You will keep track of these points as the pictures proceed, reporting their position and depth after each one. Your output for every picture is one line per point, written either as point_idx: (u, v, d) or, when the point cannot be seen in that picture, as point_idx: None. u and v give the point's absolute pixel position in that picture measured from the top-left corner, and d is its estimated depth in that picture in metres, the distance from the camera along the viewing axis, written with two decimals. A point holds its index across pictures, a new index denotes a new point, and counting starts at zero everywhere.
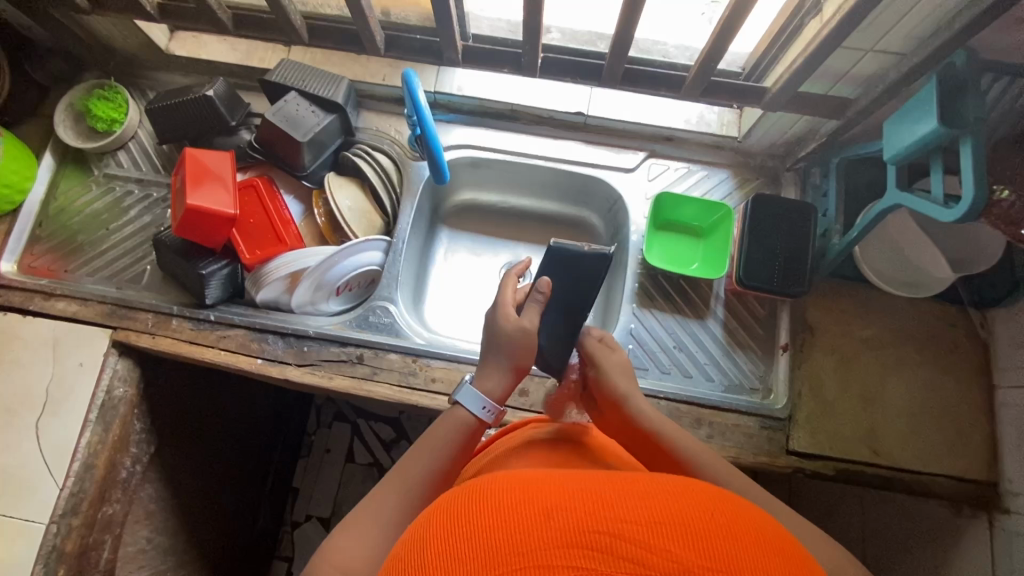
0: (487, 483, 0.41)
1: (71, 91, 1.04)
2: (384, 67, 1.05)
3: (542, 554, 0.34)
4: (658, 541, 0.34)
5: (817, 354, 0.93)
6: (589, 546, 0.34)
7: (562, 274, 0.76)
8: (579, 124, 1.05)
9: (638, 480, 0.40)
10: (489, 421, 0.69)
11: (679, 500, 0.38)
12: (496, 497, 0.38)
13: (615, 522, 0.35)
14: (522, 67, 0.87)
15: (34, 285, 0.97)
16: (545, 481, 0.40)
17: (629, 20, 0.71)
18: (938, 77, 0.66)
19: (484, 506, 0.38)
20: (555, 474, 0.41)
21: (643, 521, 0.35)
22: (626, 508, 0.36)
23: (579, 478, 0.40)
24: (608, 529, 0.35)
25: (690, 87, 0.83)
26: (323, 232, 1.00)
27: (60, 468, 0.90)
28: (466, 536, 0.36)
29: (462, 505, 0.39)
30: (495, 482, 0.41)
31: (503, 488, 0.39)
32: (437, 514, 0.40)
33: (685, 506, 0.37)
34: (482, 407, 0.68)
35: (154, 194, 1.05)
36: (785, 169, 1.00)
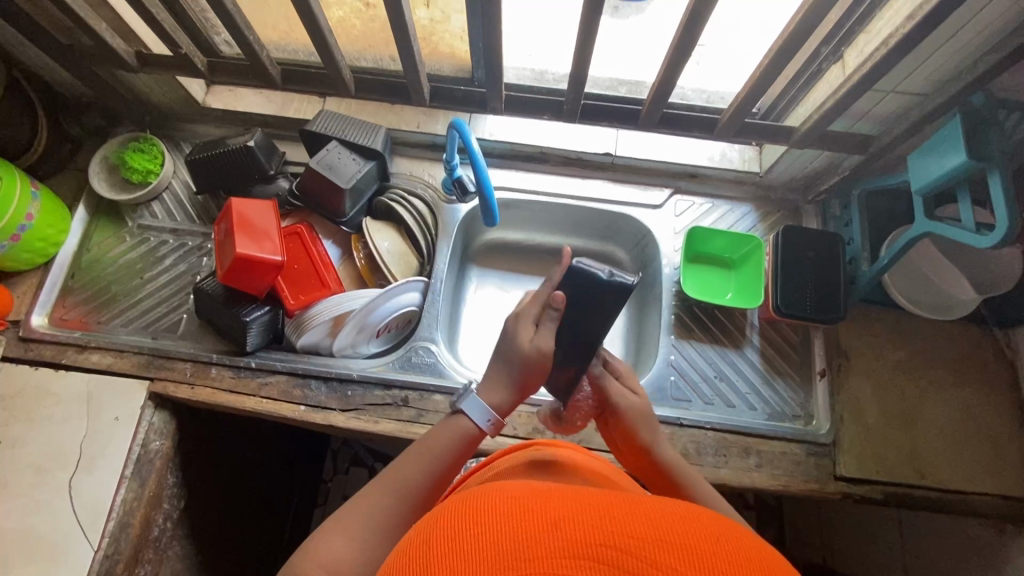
0: (499, 491, 0.41)
1: (106, 144, 1.05)
2: (418, 114, 1.09)
3: (546, 560, 0.34)
4: (662, 559, 0.34)
5: (853, 378, 0.95)
6: (594, 558, 0.34)
7: (576, 297, 0.72)
8: (606, 164, 1.09)
9: (648, 501, 0.40)
10: (489, 430, 0.70)
11: (687, 522, 0.38)
12: (505, 506, 0.38)
13: (624, 538, 0.35)
14: (561, 113, 0.91)
15: (67, 337, 0.96)
16: (557, 495, 0.40)
17: (673, 68, 0.76)
18: (961, 115, 0.71)
19: (492, 512, 0.38)
20: (564, 491, 0.41)
21: (648, 538, 0.35)
22: (635, 525, 0.36)
23: (588, 495, 0.41)
24: (615, 543, 0.35)
25: (723, 129, 0.88)
26: (362, 274, 1.02)
27: (94, 529, 0.87)
28: (471, 534, 0.37)
29: (472, 504, 0.40)
30: (507, 490, 0.41)
31: (515, 497, 0.40)
32: (445, 511, 0.41)
33: (691, 528, 0.37)
34: (484, 417, 0.69)
35: (188, 243, 1.05)
36: (806, 202, 1.04)
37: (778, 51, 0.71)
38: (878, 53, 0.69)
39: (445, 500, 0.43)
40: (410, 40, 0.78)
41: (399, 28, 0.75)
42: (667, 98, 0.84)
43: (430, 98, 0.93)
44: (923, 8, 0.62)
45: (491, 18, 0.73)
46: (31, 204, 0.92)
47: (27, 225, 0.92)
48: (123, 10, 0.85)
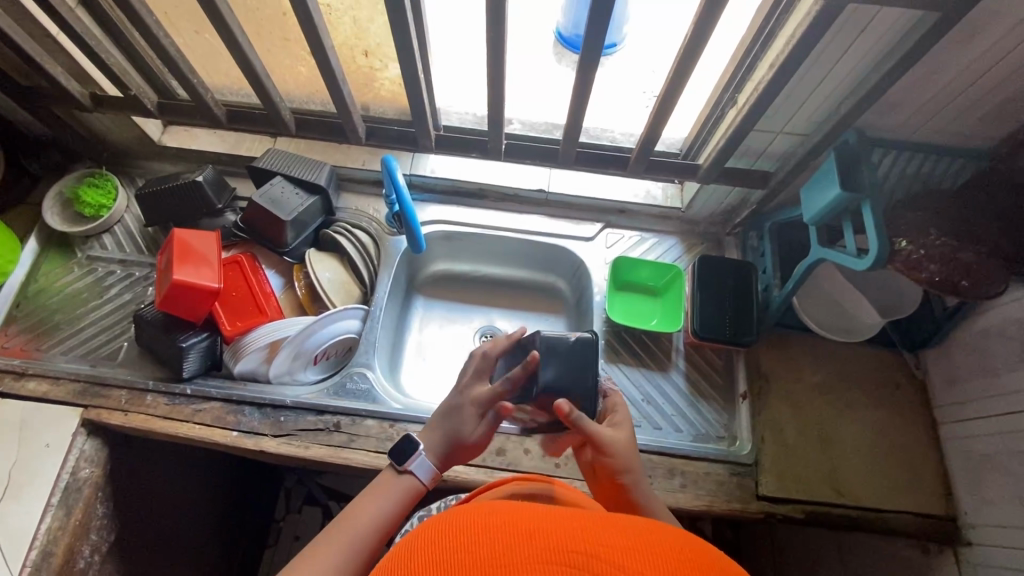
0: (483, 510, 0.46)
1: (62, 180, 1.10)
2: (364, 153, 1.16)
3: (522, 565, 0.38)
4: (626, 561, 0.38)
5: (773, 400, 0.99)
6: (566, 563, 0.38)
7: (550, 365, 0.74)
8: (541, 199, 1.15)
9: (620, 519, 0.44)
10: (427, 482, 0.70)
11: (653, 535, 0.42)
12: (487, 521, 0.43)
13: (593, 545, 0.39)
14: (488, 151, 0.99)
15: (4, 365, 0.97)
16: (534, 513, 0.44)
17: (578, 108, 0.84)
18: (835, 153, 0.79)
19: (475, 526, 0.42)
20: (540, 510, 0.45)
21: (615, 546, 0.39)
22: (604, 535, 0.40)
23: (564, 513, 0.45)
24: (586, 549, 0.39)
25: (635, 165, 0.95)
26: (302, 302, 1.05)
27: (14, 559, 0.85)
28: (454, 546, 0.41)
29: (457, 521, 0.44)
30: (490, 510, 0.45)
31: (495, 515, 0.44)
32: (434, 529, 0.45)
33: (654, 540, 0.41)
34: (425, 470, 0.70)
35: (136, 274, 1.08)
36: (726, 234, 1.11)
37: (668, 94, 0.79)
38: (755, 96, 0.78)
39: (433, 520, 0.47)
40: (341, 84, 0.86)
41: (327, 72, 0.82)
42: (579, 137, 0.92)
43: (367, 136, 1.00)
44: (781, 57, 0.71)
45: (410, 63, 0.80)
46: None
47: None
48: (79, 56, 0.92)
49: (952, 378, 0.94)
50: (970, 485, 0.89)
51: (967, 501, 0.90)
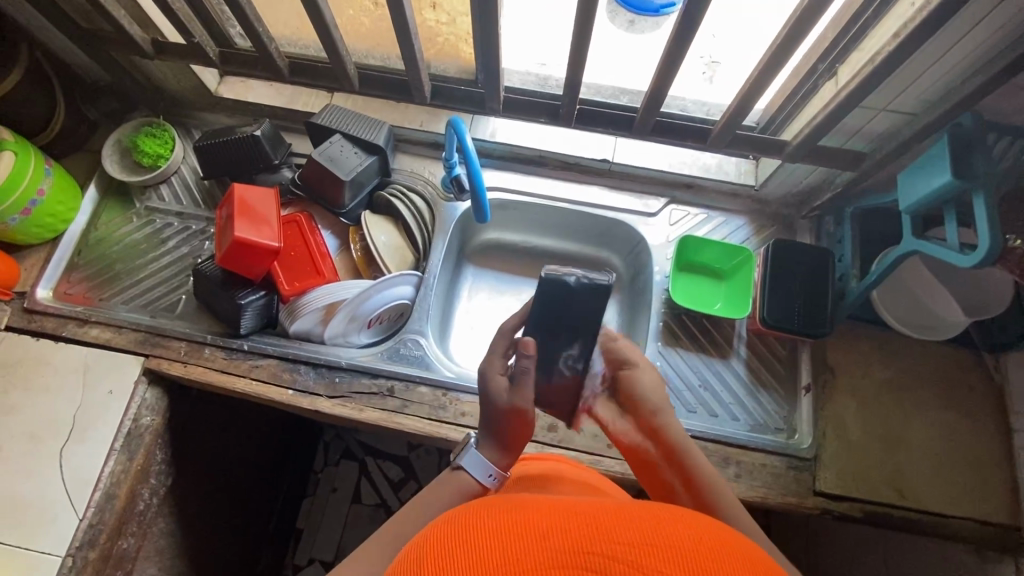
0: (496, 505, 0.45)
1: (121, 128, 1.08)
2: (422, 113, 1.12)
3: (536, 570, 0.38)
4: (645, 561, 0.37)
5: (838, 394, 0.95)
6: (583, 565, 0.38)
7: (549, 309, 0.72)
8: (604, 170, 1.10)
9: (639, 509, 0.43)
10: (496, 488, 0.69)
11: (671, 527, 0.41)
12: (501, 522, 0.42)
13: (610, 543, 0.39)
14: (559, 116, 0.94)
15: (68, 311, 0.99)
16: (549, 508, 0.43)
17: (665, 74, 0.78)
18: (949, 135, 0.72)
19: (490, 528, 0.42)
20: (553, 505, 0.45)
21: (633, 544, 0.39)
22: (622, 531, 0.40)
23: (581, 506, 0.44)
24: (602, 550, 0.38)
25: (716, 139, 0.90)
26: (357, 265, 1.04)
27: (81, 498, 0.89)
28: (472, 553, 0.40)
29: (469, 519, 0.44)
30: (504, 506, 0.45)
31: (510, 512, 0.44)
32: (446, 530, 0.44)
33: (673, 534, 0.40)
34: (487, 475, 0.68)
35: (193, 227, 1.08)
36: (800, 217, 1.05)
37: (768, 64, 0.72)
38: (865, 70, 0.71)
39: (447, 518, 0.46)
40: (411, 38, 0.81)
41: (400, 24, 0.77)
42: (659, 107, 0.87)
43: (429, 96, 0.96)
44: (908, 26, 0.64)
45: (487, 19, 0.75)
46: (43, 180, 0.96)
47: (38, 200, 0.96)
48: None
49: None
50: None
51: None
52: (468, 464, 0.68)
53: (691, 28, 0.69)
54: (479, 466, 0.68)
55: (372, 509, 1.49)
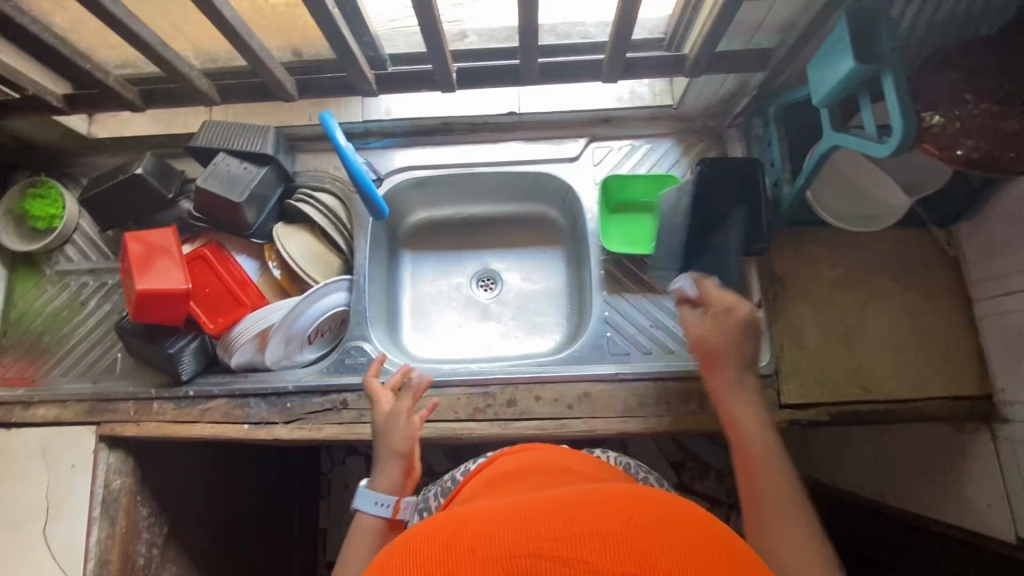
0: (416, 523, 0.39)
1: (5, 196, 1.03)
2: (308, 106, 1.02)
3: None
4: (579, 554, 0.33)
5: (791, 303, 0.92)
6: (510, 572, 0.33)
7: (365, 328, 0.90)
8: (515, 123, 1.03)
9: (569, 495, 0.39)
10: (393, 514, 0.69)
11: (604, 504, 0.37)
12: (425, 538, 0.37)
13: (539, 542, 0.34)
14: (439, 83, 0.87)
15: (10, 396, 0.98)
16: (484, 512, 0.38)
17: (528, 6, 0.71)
18: (846, 14, 0.65)
19: (411, 551, 0.36)
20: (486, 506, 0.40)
21: (565, 535, 0.34)
22: (550, 523, 0.35)
23: (514, 503, 0.39)
24: (532, 549, 0.33)
25: (611, 68, 0.84)
26: (282, 284, 1.00)
27: (75, 570, 0.91)
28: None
29: (393, 545, 0.38)
30: (427, 520, 0.40)
31: (435, 525, 0.38)
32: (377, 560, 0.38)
33: (604, 511, 0.36)
34: (379, 504, 0.69)
35: (109, 282, 1.03)
36: (726, 126, 0.99)
37: None
38: None
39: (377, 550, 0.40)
40: (239, 30, 0.72)
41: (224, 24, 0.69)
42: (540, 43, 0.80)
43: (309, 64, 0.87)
44: None
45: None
46: None
47: None
48: None
49: (988, 252, 0.85)
50: (1010, 367, 0.83)
51: (1005, 380, 0.85)
52: (363, 501, 0.69)
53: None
54: (370, 498, 0.69)
55: None
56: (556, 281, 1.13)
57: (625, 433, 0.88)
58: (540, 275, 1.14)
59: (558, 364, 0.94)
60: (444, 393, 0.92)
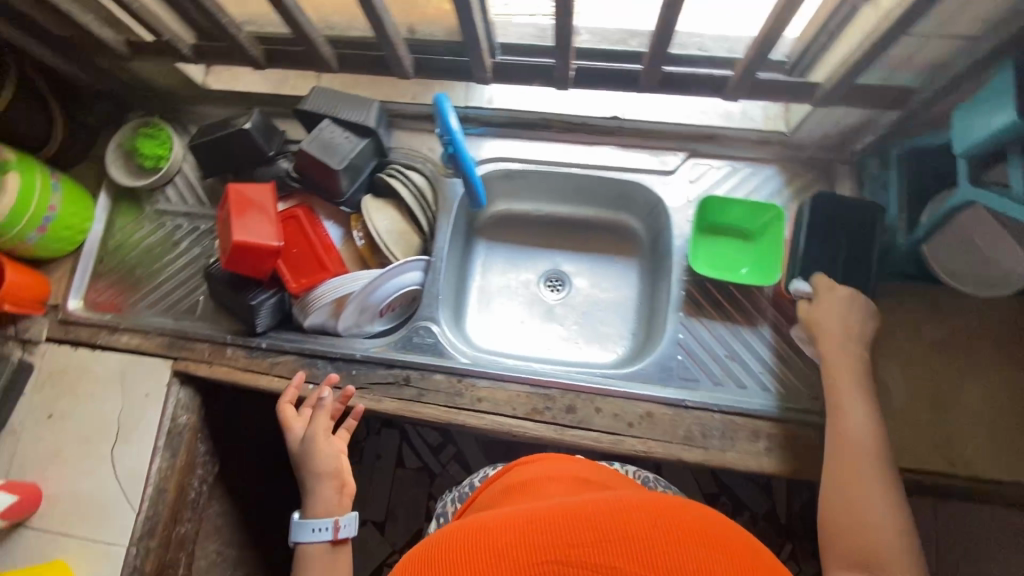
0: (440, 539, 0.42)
1: (119, 131, 1.08)
2: (413, 84, 1.05)
3: None
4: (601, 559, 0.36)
5: (880, 359, 0.87)
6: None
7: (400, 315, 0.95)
8: (615, 128, 1.01)
9: (585, 504, 0.41)
10: (336, 532, 0.80)
11: (626, 512, 0.39)
12: (453, 550, 0.40)
13: (563, 549, 0.36)
14: (554, 78, 0.86)
15: (99, 320, 1.03)
16: (505, 520, 0.41)
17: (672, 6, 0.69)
18: (1018, 63, 0.60)
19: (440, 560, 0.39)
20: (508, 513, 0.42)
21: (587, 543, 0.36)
22: (571, 531, 0.37)
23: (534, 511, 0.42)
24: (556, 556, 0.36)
25: (736, 86, 0.80)
26: (363, 254, 1.02)
27: (136, 493, 0.96)
28: None
29: (424, 555, 0.41)
30: (452, 533, 0.42)
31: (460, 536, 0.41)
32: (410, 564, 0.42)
33: (620, 518, 0.38)
34: (323, 529, 0.80)
35: (202, 226, 1.08)
36: (838, 161, 0.94)
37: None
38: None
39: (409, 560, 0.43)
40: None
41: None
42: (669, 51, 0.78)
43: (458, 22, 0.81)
44: None
45: None
46: (53, 196, 0.98)
47: (51, 216, 0.98)
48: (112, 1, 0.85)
49: None
50: None
51: None
52: (303, 532, 0.80)
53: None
54: (307, 528, 0.80)
55: (415, 472, 1.59)
56: (628, 293, 1.11)
57: (684, 461, 0.85)
58: (611, 284, 1.12)
59: (623, 380, 0.92)
60: (504, 388, 0.92)
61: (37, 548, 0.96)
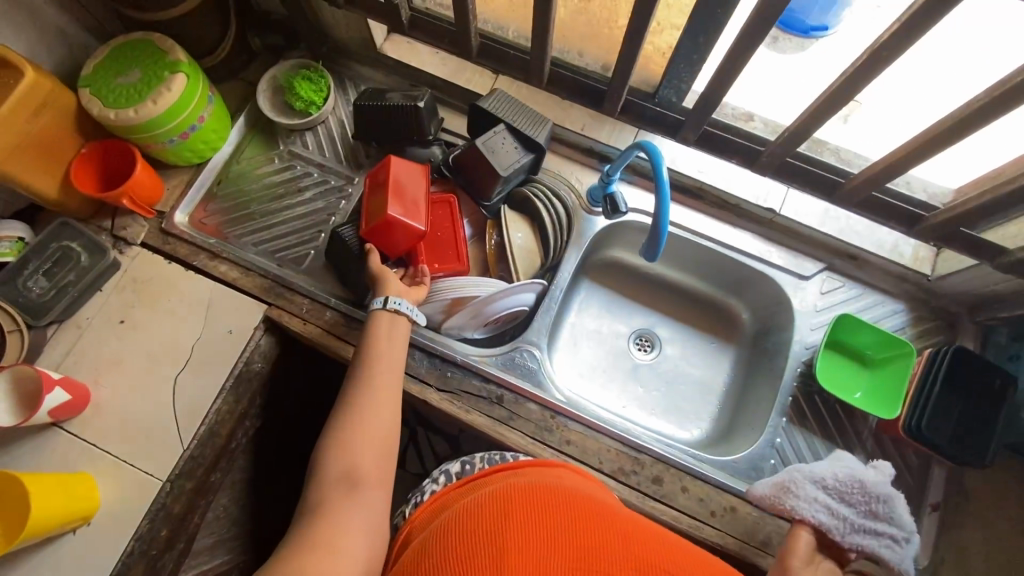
0: (557, 508, 0.59)
1: (279, 65, 1.07)
2: (584, 117, 1.06)
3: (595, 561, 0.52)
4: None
5: (967, 523, 0.87)
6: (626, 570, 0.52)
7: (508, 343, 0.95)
8: (764, 218, 1.02)
9: (662, 549, 0.57)
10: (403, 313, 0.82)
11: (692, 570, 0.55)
12: (571, 524, 0.56)
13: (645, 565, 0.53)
14: (758, 162, 0.92)
15: (202, 241, 1.00)
16: (611, 528, 0.57)
17: (938, 136, 0.72)
18: None
19: (561, 526, 0.55)
20: (607, 522, 0.59)
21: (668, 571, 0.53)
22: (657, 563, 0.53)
23: (624, 530, 0.58)
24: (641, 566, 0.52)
25: (928, 229, 0.86)
26: (488, 259, 1.02)
27: (188, 429, 0.91)
28: (547, 530, 0.55)
29: (542, 512, 0.57)
30: (565, 510, 0.59)
31: (576, 517, 0.57)
32: (529, 507, 0.58)
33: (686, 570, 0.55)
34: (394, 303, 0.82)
35: (330, 182, 1.06)
36: (967, 319, 0.95)
37: None
38: None
39: (521, 499, 0.60)
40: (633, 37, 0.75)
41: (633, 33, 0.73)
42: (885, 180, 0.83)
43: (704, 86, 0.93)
44: None
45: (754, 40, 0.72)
46: (205, 107, 0.96)
47: (196, 126, 0.96)
48: None
49: None
50: None
51: None
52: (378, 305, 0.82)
53: (1015, 95, 0.62)
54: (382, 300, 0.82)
55: (416, 478, 1.53)
56: (719, 378, 1.09)
57: (757, 567, 0.83)
58: (703, 363, 1.11)
59: (712, 465, 0.90)
60: (595, 438, 0.90)
61: (62, 453, 0.88)
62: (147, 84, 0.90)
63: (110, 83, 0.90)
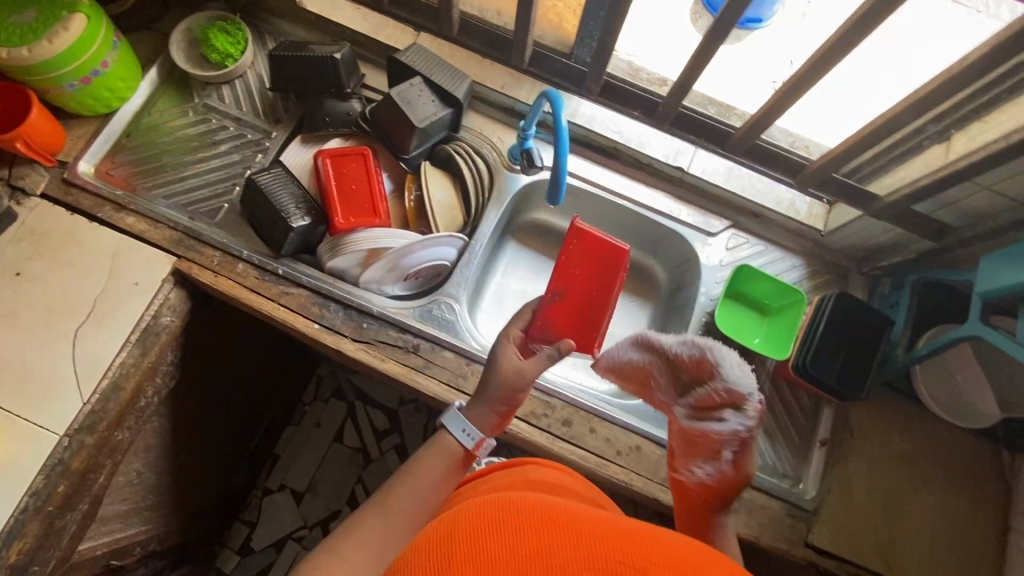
0: (513, 502, 0.50)
1: (194, 16, 1.05)
2: (504, 75, 1.06)
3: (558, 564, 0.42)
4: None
5: (852, 458, 0.93)
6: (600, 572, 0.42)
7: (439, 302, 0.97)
8: (676, 177, 1.06)
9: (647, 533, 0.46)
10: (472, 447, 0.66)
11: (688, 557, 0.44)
12: (526, 516, 0.47)
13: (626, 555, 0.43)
14: (655, 115, 1.01)
15: (107, 193, 0.96)
16: (583, 519, 0.47)
17: (805, 81, 0.77)
18: None
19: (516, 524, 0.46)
20: (578, 513, 0.49)
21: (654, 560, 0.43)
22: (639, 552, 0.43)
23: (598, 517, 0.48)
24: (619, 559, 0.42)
25: (809, 175, 0.94)
26: (408, 216, 1.03)
27: (89, 381, 0.88)
28: (498, 535, 0.45)
29: (492, 512, 0.48)
30: (523, 504, 0.49)
31: (536, 510, 0.48)
32: (477, 511, 0.50)
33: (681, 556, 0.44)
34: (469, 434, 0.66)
35: (247, 136, 1.04)
36: (856, 272, 1.03)
37: (922, 100, 0.72)
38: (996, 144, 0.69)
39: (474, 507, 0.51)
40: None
41: None
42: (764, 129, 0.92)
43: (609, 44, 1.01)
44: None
45: None
46: (109, 52, 0.93)
47: (100, 71, 0.93)
48: None
49: None
50: None
51: None
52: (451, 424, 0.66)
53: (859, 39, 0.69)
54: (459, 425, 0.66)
55: (352, 452, 1.45)
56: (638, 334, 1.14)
57: (660, 501, 0.87)
58: (624, 321, 1.15)
59: (622, 410, 0.94)
60: None
61: None
62: (43, 23, 0.86)
63: (3, 20, 0.86)
